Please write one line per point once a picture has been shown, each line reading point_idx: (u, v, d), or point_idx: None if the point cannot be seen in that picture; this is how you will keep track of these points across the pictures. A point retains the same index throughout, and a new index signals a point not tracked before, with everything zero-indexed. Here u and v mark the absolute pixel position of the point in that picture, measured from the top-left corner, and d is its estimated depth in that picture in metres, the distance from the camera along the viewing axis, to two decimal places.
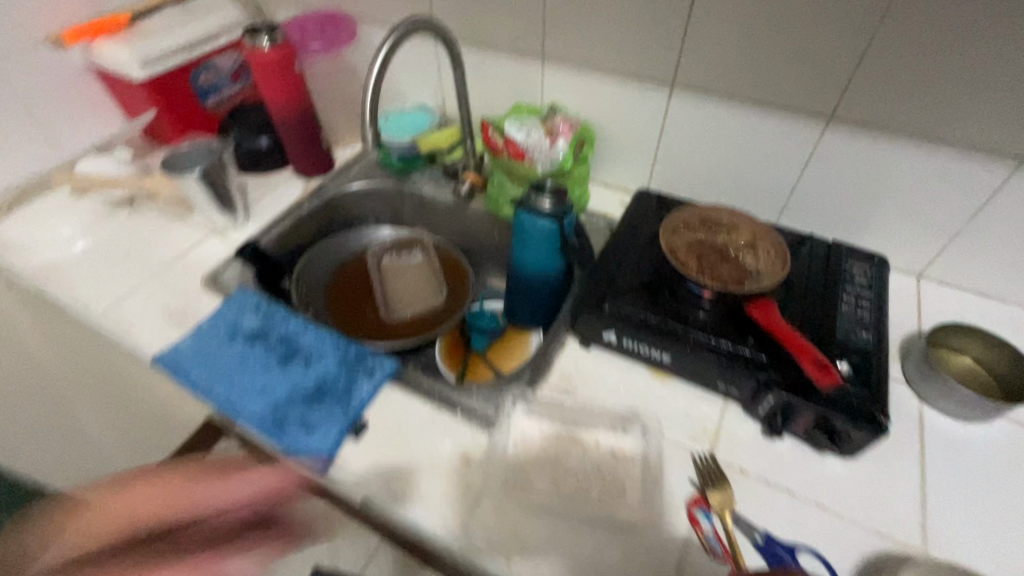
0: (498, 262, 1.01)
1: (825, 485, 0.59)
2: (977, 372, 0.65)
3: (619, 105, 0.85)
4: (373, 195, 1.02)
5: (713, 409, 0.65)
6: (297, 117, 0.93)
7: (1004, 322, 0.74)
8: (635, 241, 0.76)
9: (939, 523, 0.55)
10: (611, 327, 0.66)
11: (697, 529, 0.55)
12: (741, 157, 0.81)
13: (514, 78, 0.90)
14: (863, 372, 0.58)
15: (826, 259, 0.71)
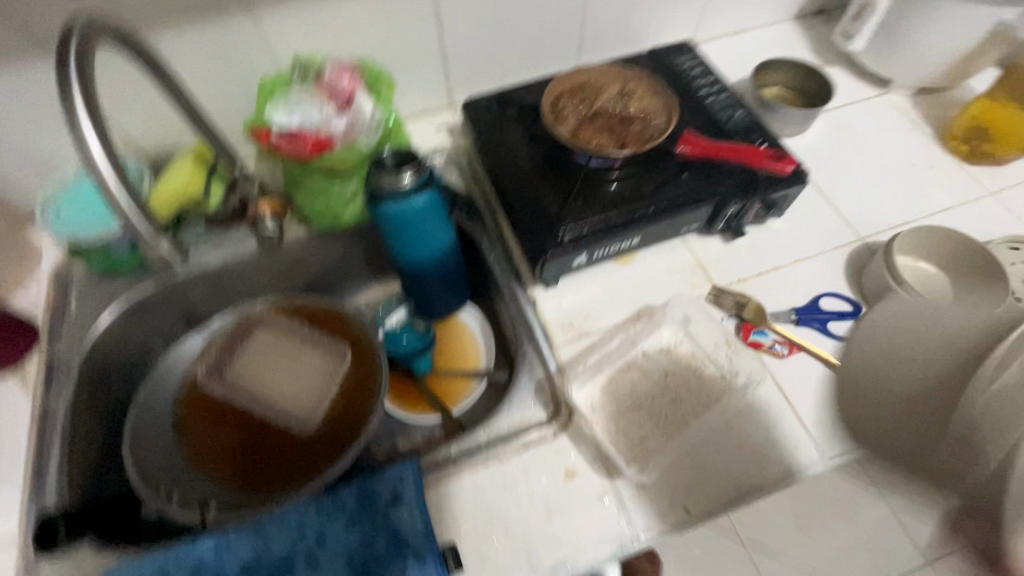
0: (356, 275, 0.81)
1: (787, 243, 0.67)
2: (791, 95, 0.79)
3: (378, 20, 0.66)
4: (139, 313, 0.69)
5: (683, 251, 0.67)
6: None
7: (760, 46, 0.89)
8: (513, 155, 0.66)
9: (851, 211, 0.70)
10: (579, 250, 0.59)
11: (765, 350, 0.58)
12: (528, 13, 0.73)
13: (222, 51, 0.62)
14: (769, 140, 0.64)
15: (660, 70, 0.73)
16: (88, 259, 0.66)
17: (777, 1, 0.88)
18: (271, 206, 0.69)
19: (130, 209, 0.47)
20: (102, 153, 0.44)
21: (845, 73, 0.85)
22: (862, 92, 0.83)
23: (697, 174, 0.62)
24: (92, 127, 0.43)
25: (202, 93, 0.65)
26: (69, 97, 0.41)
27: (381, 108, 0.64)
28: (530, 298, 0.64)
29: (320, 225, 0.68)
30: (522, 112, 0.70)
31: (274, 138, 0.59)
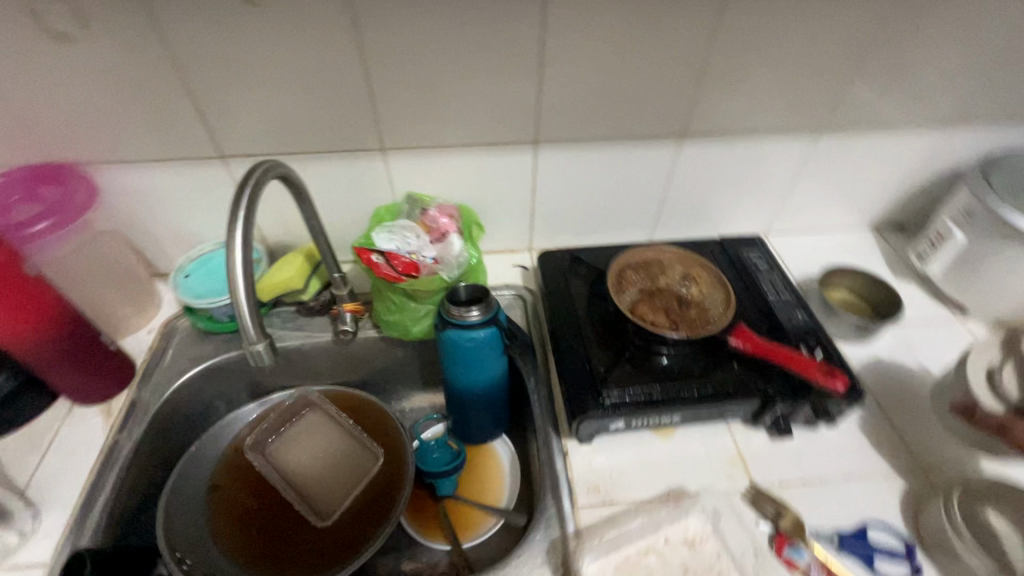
0: (408, 380, 0.86)
1: (838, 455, 0.65)
2: (858, 302, 0.81)
3: (486, 175, 0.78)
4: (216, 374, 0.77)
5: (725, 438, 0.66)
6: (69, 337, 0.63)
7: (832, 247, 0.93)
8: (574, 309, 0.71)
9: (911, 437, 0.67)
10: (620, 417, 0.61)
11: (797, 569, 0.55)
12: (615, 188, 0.83)
13: (356, 179, 0.75)
14: (828, 347, 0.64)
15: (727, 259, 0.79)
16: (194, 319, 0.76)
17: (853, 210, 0.93)
18: (353, 306, 0.76)
19: (247, 316, 0.44)
20: (241, 265, 0.44)
21: (919, 289, 0.86)
22: (935, 313, 0.83)
23: (745, 367, 0.64)
24: (241, 243, 0.44)
25: (330, 206, 0.78)
26: (233, 221, 0.45)
27: (467, 248, 0.72)
28: (562, 449, 0.65)
29: (390, 333, 0.76)
30: (591, 271, 0.77)
31: (372, 259, 0.69)
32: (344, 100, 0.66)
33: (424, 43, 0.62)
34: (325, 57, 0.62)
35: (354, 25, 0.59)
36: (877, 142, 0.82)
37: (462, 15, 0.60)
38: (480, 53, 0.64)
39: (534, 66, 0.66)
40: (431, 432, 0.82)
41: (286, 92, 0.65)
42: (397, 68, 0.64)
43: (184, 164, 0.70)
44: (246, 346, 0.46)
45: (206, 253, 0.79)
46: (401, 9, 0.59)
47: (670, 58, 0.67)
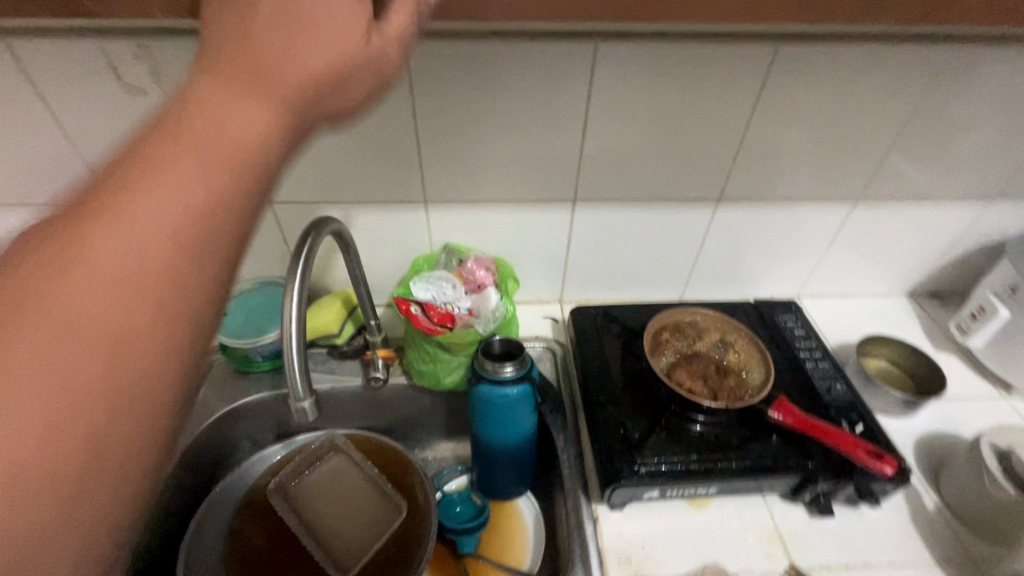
0: (433, 429, 0.86)
1: (882, 540, 0.62)
2: (896, 373, 0.79)
3: (522, 230, 0.80)
4: (245, 413, 0.78)
5: (762, 513, 0.64)
6: None
7: (866, 314, 0.92)
8: (608, 368, 0.71)
9: (960, 523, 0.63)
10: (655, 486, 0.59)
11: None
12: (649, 246, 0.83)
13: (396, 229, 0.77)
14: (871, 424, 0.63)
15: (761, 323, 0.78)
16: (230, 357, 0.77)
17: (888, 278, 0.92)
18: (386, 353, 0.76)
19: (296, 372, 0.45)
20: (296, 320, 0.45)
21: (959, 363, 0.84)
22: (979, 388, 0.80)
23: (785, 440, 0.62)
24: (297, 299, 0.45)
25: (370, 253, 0.80)
26: (291, 274, 0.45)
27: (503, 301, 0.73)
28: (592, 514, 0.63)
29: (421, 382, 0.76)
30: (624, 330, 0.77)
31: (412, 310, 0.70)
32: (394, 155, 0.68)
33: (475, 106, 0.64)
34: (380, 116, 0.64)
35: (410, 88, 0.62)
36: (914, 213, 0.82)
37: (514, 81, 0.62)
38: (528, 116, 0.66)
39: (579, 129, 0.68)
40: (454, 484, 0.80)
41: (339, 147, 0.67)
42: (447, 128, 0.66)
43: None
44: (292, 401, 0.46)
45: (243, 291, 0.80)
46: (456, 74, 0.61)
47: (710, 128, 0.69)
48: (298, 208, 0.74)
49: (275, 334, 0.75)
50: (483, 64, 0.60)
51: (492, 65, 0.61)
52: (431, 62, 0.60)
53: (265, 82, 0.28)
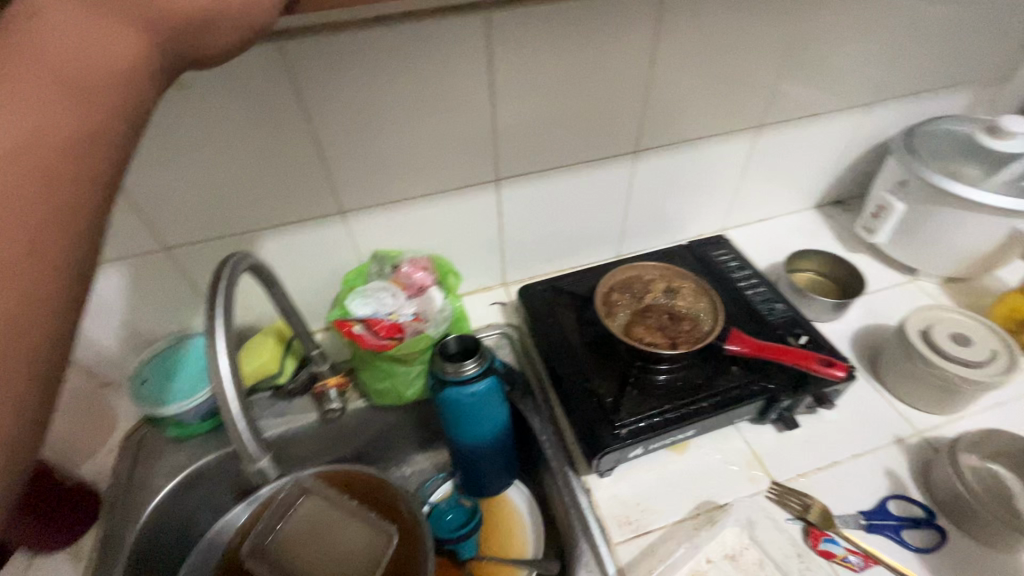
0: (405, 444, 0.82)
1: (843, 436, 0.67)
2: (822, 282, 0.85)
3: (451, 221, 0.76)
4: (195, 482, 0.70)
5: (737, 441, 0.67)
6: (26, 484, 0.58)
7: (785, 233, 0.98)
8: (567, 341, 0.70)
9: (902, 403, 0.70)
10: (638, 443, 0.60)
11: (837, 560, 0.55)
12: (579, 211, 0.83)
13: (317, 247, 0.72)
14: (813, 334, 0.67)
15: (698, 262, 0.81)
16: (160, 426, 0.70)
17: (797, 195, 0.99)
18: (337, 380, 0.71)
19: (243, 432, 0.41)
20: (229, 375, 0.40)
21: (870, 259, 0.92)
22: (891, 278, 0.88)
23: (743, 368, 0.65)
24: (225, 352, 0.40)
25: (294, 279, 0.74)
26: (211, 326, 0.40)
27: (448, 299, 0.71)
28: (585, 485, 0.63)
29: (381, 401, 0.72)
30: (574, 299, 0.77)
31: (355, 330, 0.65)
32: (296, 169, 0.62)
33: (374, 100, 0.60)
34: (271, 130, 0.58)
35: (298, 93, 0.56)
36: (808, 131, 0.88)
37: (410, 66, 0.58)
38: (432, 102, 0.62)
39: (487, 106, 0.65)
40: (440, 493, 0.78)
41: (232, 172, 0.60)
42: (348, 129, 0.61)
43: (124, 263, 0.64)
44: (245, 463, 0.43)
45: (160, 351, 0.72)
46: (346, 70, 0.56)
47: (614, 83, 0.69)
48: (200, 248, 0.66)
49: (206, 395, 0.68)
50: (373, 53, 0.56)
51: (382, 53, 0.56)
52: (315, 60, 0.54)
53: (95, 53, 0.25)
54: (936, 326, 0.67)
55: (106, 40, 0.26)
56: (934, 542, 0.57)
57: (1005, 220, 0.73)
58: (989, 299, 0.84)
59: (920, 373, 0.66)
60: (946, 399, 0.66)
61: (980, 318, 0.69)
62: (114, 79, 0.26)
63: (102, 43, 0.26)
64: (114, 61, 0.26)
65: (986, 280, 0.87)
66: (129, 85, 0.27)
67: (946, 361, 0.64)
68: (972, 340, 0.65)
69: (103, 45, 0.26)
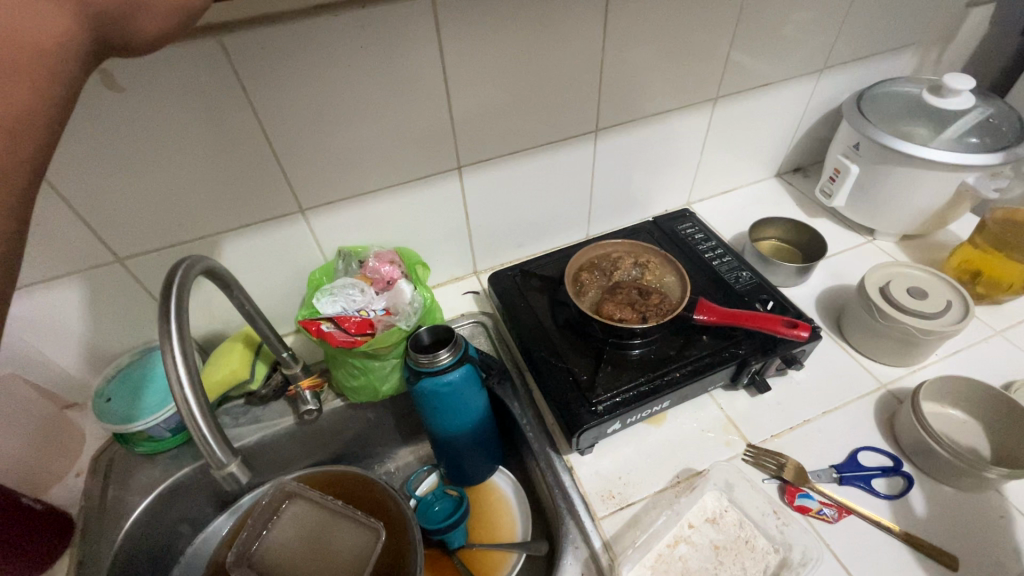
0: (386, 441, 0.82)
1: (813, 394, 0.69)
2: (786, 248, 0.87)
3: (417, 213, 0.76)
4: (172, 497, 0.69)
5: (712, 408, 0.68)
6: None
7: (748, 203, 1.00)
8: (540, 323, 0.70)
9: (867, 359, 0.73)
10: (616, 419, 0.60)
11: (813, 514, 0.57)
12: (545, 194, 0.83)
13: (280, 247, 0.70)
14: (779, 298, 0.69)
15: (665, 237, 0.82)
16: (129, 443, 0.68)
17: (757, 165, 1.01)
18: (310, 382, 0.71)
19: (209, 439, 0.39)
20: (189, 382, 0.38)
21: (830, 222, 0.95)
22: (850, 240, 0.91)
23: (714, 337, 0.67)
24: (182, 359, 0.38)
25: (260, 282, 0.72)
26: (165, 333, 0.38)
27: (418, 290, 0.70)
28: (566, 464, 0.64)
29: (358, 399, 0.71)
30: (545, 282, 0.77)
31: (322, 329, 0.64)
32: (249, 168, 0.61)
33: (324, 91, 0.58)
34: (218, 127, 0.56)
35: (243, 88, 0.54)
36: (764, 100, 0.89)
37: (357, 54, 0.56)
38: (384, 89, 0.61)
39: (441, 92, 0.64)
40: (426, 485, 0.78)
41: (181, 175, 0.58)
42: (299, 123, 0.59)
43: (75, 278, 0.61)
44: (215, 470, 0.41)
45: (124, 367, 0.70)
46: (290, 61, 0.54)
47: (571, 61, 0.68)
48: (155, 256, 0.63)
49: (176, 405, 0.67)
50: (317, 43, 0.54)
51: (326, 42, 0.54)
52: (257, 52, 0.52)
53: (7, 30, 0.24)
54: (895, 282, 0.70)
55: (28, 18, 0.25)
56: (903, 488, 0.60)
57: (954, 175, 0.76)
58: (943, 253, 0.87)
59: (878, 331, 0.69)
60: (905, 353, 0.68)
61: (936, 273, 0.71)
62: (36, 58, 0.25)
63: (24, 21, 0.25)
64: (40, 41, 0.25)
65: (939, 235, 0.90)
66: (53, 67, 0.26)
67: (903, 315, 0.66)
68: (928, 293, 0.68)
69: (28, 23, 0.25)
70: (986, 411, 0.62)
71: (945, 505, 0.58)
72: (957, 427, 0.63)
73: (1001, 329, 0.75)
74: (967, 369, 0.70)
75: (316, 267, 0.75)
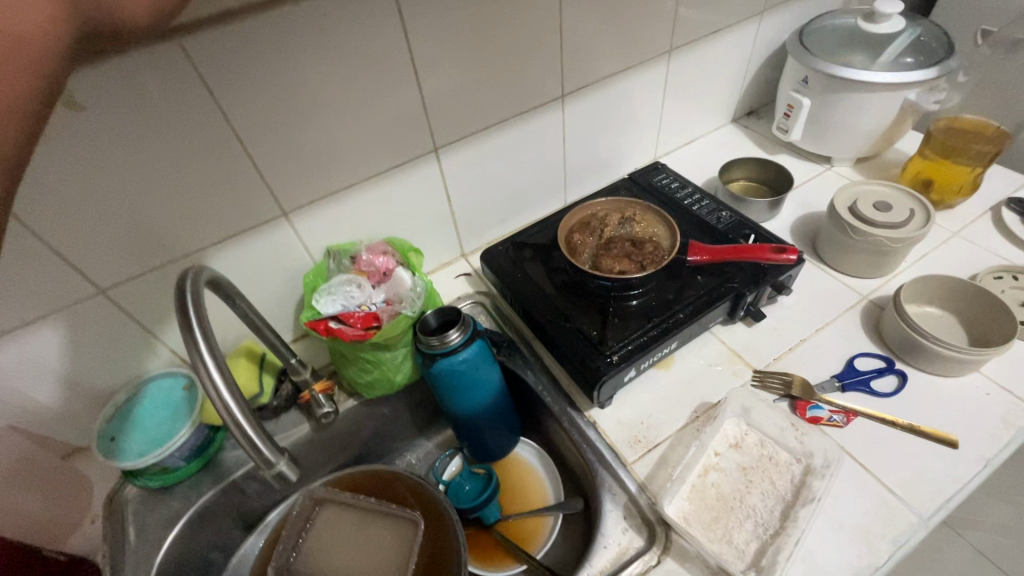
0: (404, 434, 0.82)
1: (802, 315, 0.73)
2: (755, 185, 0.91)
3: (401, 201, 0.75)
4: (199, 525, 0.68)
5: (714, 344, 0.72)
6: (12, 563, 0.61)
7: (712, 150, 1.04)
8: (540, 290, 0.72)
9: (846, 276, 0.77)
10: (633, 365, 0.62)
11: (824, 422, 0.61)
12: (521, 166, 0.84)
13: (268, 255, 0.69)
14: (760, 229, 0.73)
15: (642, 191, 0.84)
16: (141, 479, 0.66)
17: (714, 113, 1.04)
18: (323, 385, 0.70)
19: (257, 442, 0.41)
20: (227, 389, 0.40)
21: (789, 156, 1.00)
22: (810, 170, 0.96)
23: (707, 275, 0.70)
24: (216, 369, 0.40)
25: (252, 294, 0.71)
26: (194, 348, 0.39)
27: (417, 276, 0.70)
28: (589, 420, 0.66)
29: (372, 394, 0.71)
30: (537, 251, 0.78)
31: (331, 326, 0.64)
32: (225, 177, 0.59)
33: (294, 88, 0.57)
34: (188, 137, 0.54)
35: (210, 93, 0.52)
36: (714, 48, 0.92)
37: (322, 45, 0.55)
38: (353, 78, 0.60)
39: (409, 74, 0.63)
40: (451, 469, 0.78)
41: (158, 194, 0.56)
42: (271, 122, 0.58)
43: (58, 317, 0.58)
44: (266, 471, 0.42)
45: (123, 405, 0.67)
46: (254, 58, 0.52)
47: (530, 29, 0.69)
48: (139, 282, 0.61)
49: (188, 431, 0.66)
50: (281, 37, 0.53)
51: (291, 37, 0.53)
52: (221, 54, 0.50)
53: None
54: (862, 199, 0.74)
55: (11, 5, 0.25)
56: (897, 384, 0.64)
57: (898, 93, 0.81)
58: (895, 169, 0.93)
59: (854, 246, 0.73)
60: (880, 263, 0.73)
61: (897, 186, 0.76)
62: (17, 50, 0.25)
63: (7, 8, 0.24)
64: (24, 29, 0.25)
65: (889, 153, 0.96)
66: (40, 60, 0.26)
67: (874, 227, 0.71)
68: (894, 206, 0.73)
69: (13, 11, 0.25)
70: (959, 303, 0.68)
71: (937, 392, 0.63)
72: (937, 322, 0.68)
73: (957, 228, 0.81)
74: (933, 269, 0.76)
75: (307, 270, 0.74)
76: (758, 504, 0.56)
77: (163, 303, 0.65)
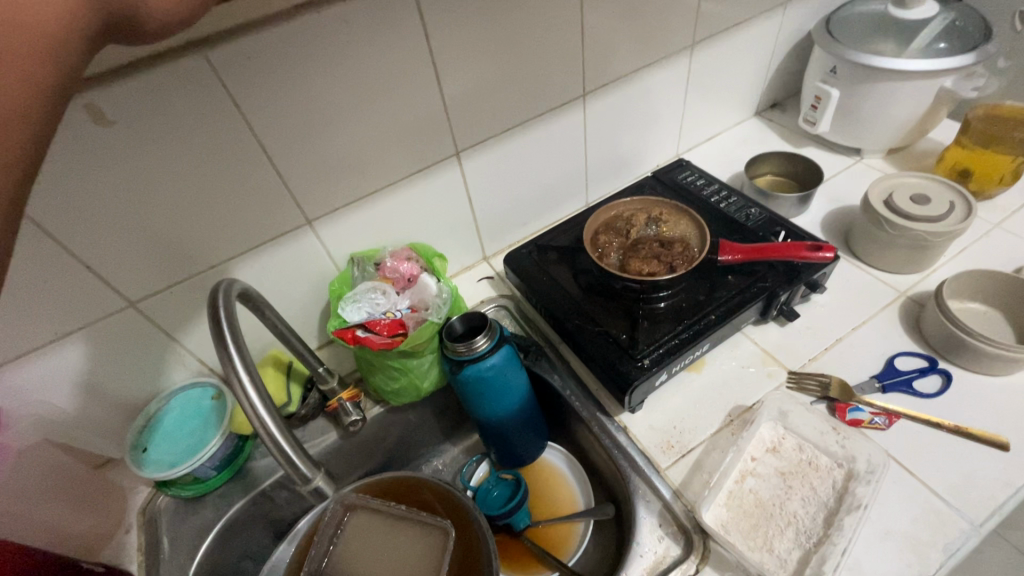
0: (429, 441, 0.81)
1: (836, 313, 0.71)
2: (782, 180, 0.89)
3: (424, 207, 0.75)
4: (231, 533, 0.68)
5: (745, 344, 0.70)
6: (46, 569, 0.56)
7: (735, 145, 1.02)
8: (565, 293, 0.70)
9: (882, 273, 0.75)
10: (665, 370, 0.61)
11: (866, 425, 0.59)
12: (543, 167, 0.83)
13: (295, 263, 0.69)
14: (791, 227, 0.71)
15: (667, 189, 0.83)
16: (174, 489, 0.67)
17: (738, 107, 1.02)
18: (350, 393, 0.69)
19: (293, 457, 0.42)
20: (261, 404, 0.41)
21: (817, 149, 0.97)
22: (840, 163, 0.94)
23: (737, 275, 0.68)
24: (249, 382, 0.41)
25: (279, 303, 0.71)
26: (228, 364, 0.40)
27: (441, 282, 0.70)
28: (620, 425, 0.65)
29: (399, 401, 0.71)
30: (561, 253, 0.77)
31: (358, 335, 0.65)
32: (250, 187, 0.59)
33: (318, 96, 0.56)
34: (213, 150, 0.54)
35: (236, 106, 0.52)
36: (738, 40, 0.90)
37: (345, 51, 0.55)
38: (375, 84, 0.59)
39: (431, 80, 0.63)
40: (479, 475, 0.78)
41: (186, 205, 0.56)
42: (295, 133, 0.58)
43: (87, 332, 0.58)
44: (302, 485, 0.44)
45: (155, 415, 0.68)
46: (280, 68, 0.52)
47: (551, 29, 0.68)
48: (169, 294, 0.61)
49: (217, 441, 0.66)
50: (303, 47, 0.52)
51: (314, 45, 0.53)
52: (245, 65, 0.50)
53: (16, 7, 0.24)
54: (898, 191, 0.71)
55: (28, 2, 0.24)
56: (940, 385, 0.62)
57: (934, 81, 0.78)
58: (929, 159, 0.90)
59: (890, 240, 0.71)
60: (918, 258, 0.71)
61: (933, 177, 0.73)
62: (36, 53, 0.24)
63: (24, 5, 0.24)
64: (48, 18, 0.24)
65: (921, 144, 0.93)
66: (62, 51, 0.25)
67: (912, 220, 0.68)
68: (932, 198, 0.70)
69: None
70: (1006, 300, 0.65)
71: (983, 393, 0.60)
72: (982, 318, 0.65)
73: (998, 221, 0.78)
74: (974, 264, 0.73)
75: (332, 277, 0.74)
76: (800, 510, 0.55)
77: (191, 313, 0.65)
